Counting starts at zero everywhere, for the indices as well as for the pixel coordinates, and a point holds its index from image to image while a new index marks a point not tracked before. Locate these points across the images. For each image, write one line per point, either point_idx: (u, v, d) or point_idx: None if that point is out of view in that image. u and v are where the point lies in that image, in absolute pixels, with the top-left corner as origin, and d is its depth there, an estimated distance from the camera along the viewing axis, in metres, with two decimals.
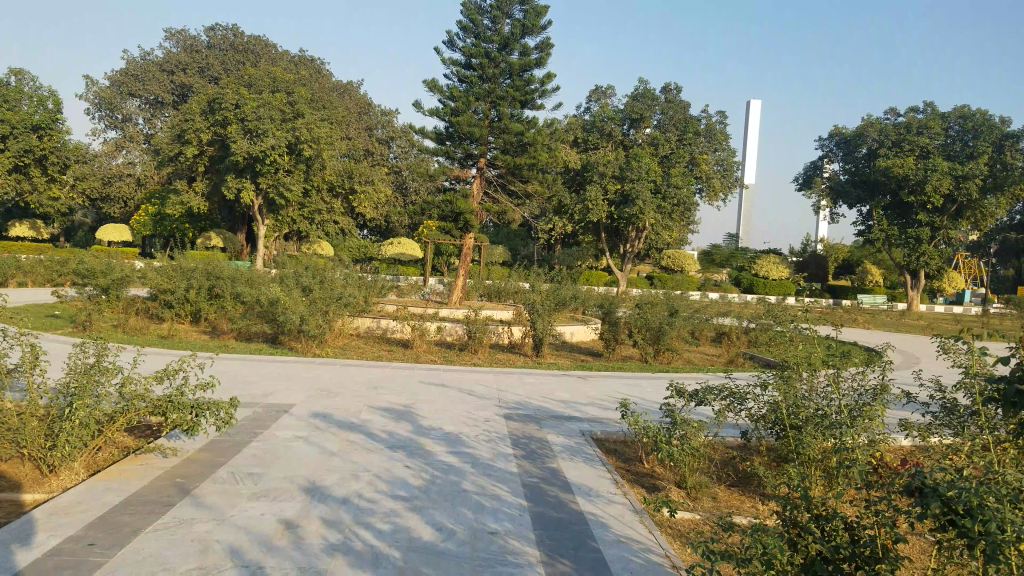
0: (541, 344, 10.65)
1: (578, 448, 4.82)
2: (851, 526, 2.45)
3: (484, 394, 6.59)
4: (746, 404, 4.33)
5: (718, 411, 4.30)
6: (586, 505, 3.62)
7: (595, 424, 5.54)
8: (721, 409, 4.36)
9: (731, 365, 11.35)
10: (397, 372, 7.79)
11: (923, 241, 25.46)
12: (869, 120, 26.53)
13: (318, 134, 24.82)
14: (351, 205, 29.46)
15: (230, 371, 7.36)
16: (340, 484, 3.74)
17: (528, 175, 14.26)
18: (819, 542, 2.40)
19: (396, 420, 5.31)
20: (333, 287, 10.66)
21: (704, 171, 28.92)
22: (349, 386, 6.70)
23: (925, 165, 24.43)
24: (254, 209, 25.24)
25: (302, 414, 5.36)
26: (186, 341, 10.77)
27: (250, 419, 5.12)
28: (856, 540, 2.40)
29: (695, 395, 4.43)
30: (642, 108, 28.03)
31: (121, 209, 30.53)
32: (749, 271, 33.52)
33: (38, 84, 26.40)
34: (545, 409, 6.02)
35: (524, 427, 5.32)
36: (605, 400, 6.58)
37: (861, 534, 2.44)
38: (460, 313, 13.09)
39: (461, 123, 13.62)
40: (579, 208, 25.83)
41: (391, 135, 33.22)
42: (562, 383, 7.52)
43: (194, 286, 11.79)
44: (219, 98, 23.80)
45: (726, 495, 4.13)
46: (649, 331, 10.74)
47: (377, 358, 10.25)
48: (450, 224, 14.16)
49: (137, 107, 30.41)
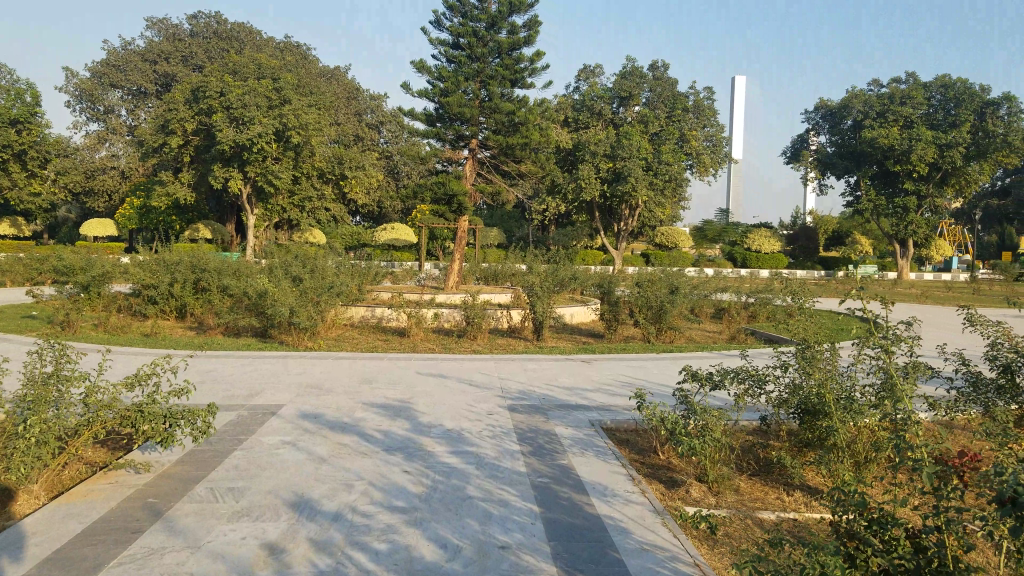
0: (542, 327, 10.32)
1: (589, 440, 4.50)
2: (912, 533, 2.11)
3: (486, 384, 6.28)
4: (766, 387, 3.93)
5: (738, 396, 3.93)
6: (602, 508, 3.30)
7: (605, 412, 5.22)
8: (740, 394, 3.97)
9: (733, 341, 11.03)
10: (392, 363, 7.47)
11: (909, 210, 25.13)
12: (853, 92, 26.17)
13: (306, 120, 24.18)
14: (342, 191, 29.06)
15: (216, 370, 7.02)
16: (330, 498, 3.46)
17: (521, 155, 13.87)
18: (883, 555, 2.05)
19: (392, 417, 5.00)
20: (325, 276, 10.32)
21: (695, 147, 28.51)
22: (342, 381, 6.38)
23: (909, 134, 24.09)
24: (243, 199, 24.83)
25: (291, 415, 5.06)
26: (171, 338, 10.44)
27: (234, 424, 4.82)
28: (920, 551, 2.06)
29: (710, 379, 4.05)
30: (631, 86, 27.72)
31: (106, 203, 30.05)
32: (742, 246, 33.21)
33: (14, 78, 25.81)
34: (551, 398, 5.70)
35: (530, 418, 5.02)
36: (611, 384, 6.26)
37: (926, 542, 2.09)
38: (457, 298, 12.74)
39: (451, 104, 13.20)
40: (572, 187, 25.44)
41: (381, 120, 32.74)
42: (565, 368, 7.20)
43: (179, 280, 11.50)
44: (201, 86, 23.32)
45: (749, 486, 3.70)
46: (651, 309, 10.44)
47: (373, 349, 9.90)
48: (443, 207, 13.73)
49: (119, 98, 29.93)
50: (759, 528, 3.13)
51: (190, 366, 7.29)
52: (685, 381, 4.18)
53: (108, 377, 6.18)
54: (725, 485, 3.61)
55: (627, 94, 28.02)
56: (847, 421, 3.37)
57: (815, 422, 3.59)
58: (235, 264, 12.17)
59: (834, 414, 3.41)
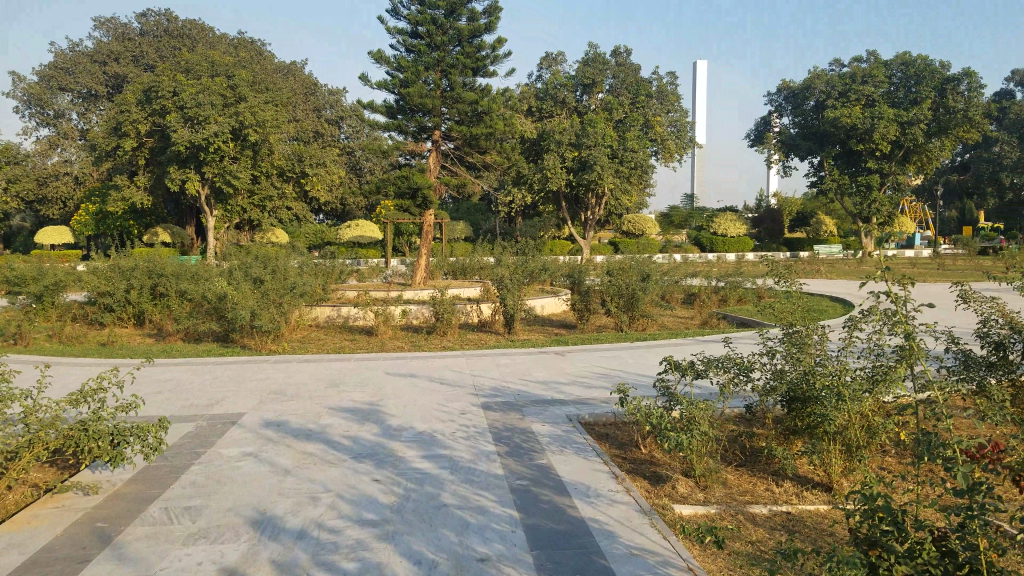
0: (513, 320, 10.13)
1: (567, 436, 4.31)
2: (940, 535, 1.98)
3: (457, 382, 6.07)
4: (752, 374, 3.77)
5: (724, 385, 3.78)
6: (585, 510, 3.10)
7: (583, 406, 5.03)
8: (724, 382, 3.82)
9: (706, 326, 10.94)
10: (359, 364, 7.21)
11: (873, 188, 25.33)
12: (814, 73, 26.43)
13: (264, 117, 23.66)
14: (303, 189, 28.58)
15: (173, 379, 6.72)
16: (295, 511, 3.24)
17: (485, 145, 13.65)
18: (908, 561, 1.90)
19: (361, 422, 4.76)
20: (287, 276, 10.03)
21: (658, 132, 28.45)
22: (307, 385, 6.13)
23: (871, 113, 24.29)
24: (202, 201, 24.31)
25: (252, 424, 4.79)
26: (128, 347, 10.06)
27: (191, 436, 4.55)
28: (951, 555, 1.93)
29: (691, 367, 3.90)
30: (593, 73, 27.60)
31: (61, 210, 29.27)
32: (708, 230, 33.26)
33: None
34: (525, 393, 5.51)
35: (504, 417, 4.81)
36: (587, 377, 6.08)
37: (954, 544, 1.96)
38: (425, 294, 12.48)
39: (411, 96, 12.94)
40: (536, 178, 25.25)
41: (340, 115, 32.28)
42: (539, 361, 7.01)
43: (135, 286, 11.14)
44: (155, 86, 22.72)
45: (736, 479, 3.58)
46: (623, 298, 10.29)
47: (341, 349, 9.62)
48: (407, 201, 13.46)
49: (69, 102, 29.17)
50: (752, 525, 2.98)
51: (148, 376, 6.98)
52: (665, 371, 4.02)
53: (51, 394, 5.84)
54: (713, 479, 3.45)
55: (589, 81, 27.93)
56: (841, 409, 3.22)
57: (805, 410, 3.45)
58: (194, 267, 11.80)
59: (827, 401, 3.26)
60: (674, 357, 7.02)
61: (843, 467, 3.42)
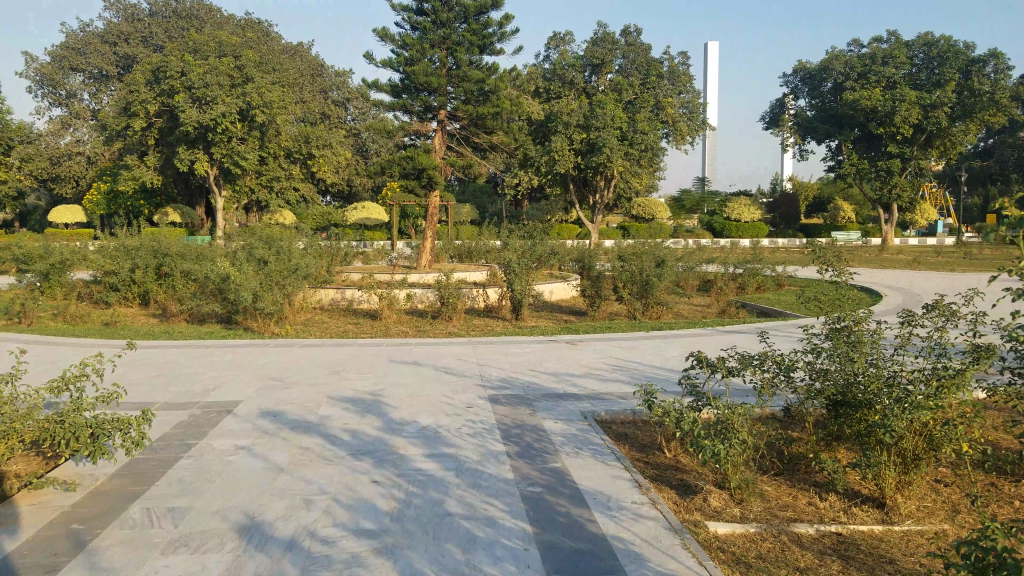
0: (521, 306, 9.80)
1: (583, 436, 3.99)
2: None
3: (463, 371, 5.75)
4: (795, 374, 3.53)
5: (762, 385, 3.53)
6: (608, 526, 2.80)
7: (598, 402, 4.71)
8: (763, 382, 3.58)
9: (723, 314, 10.59)
10: (361, 350, 6.89)
11: (893, 172, 24.84)
12: (832, 53, 25.91)
13: (271, 98, 23.34)
14: (311, 170, 28.23)
15: (169, 363, 6.41)
16: (286, 516, 2.91)
17: (492, 126, 13.29)
18: None
19: (361, 415, 4.43)
20: (290, 257, 9.71)
21: (670, 115, 27.94)
22: (306, 372, 5.81)
23: (893, 95, 23.83)
24: (210, 181, 24.05)
25: (246, 414, 4.47)
26: (129, 327, 9.76)
27: (183, 425, 4.21)
28: None
29: (724, 365, 3.66)
30: (603, 53, 27.12)
31: (74, 190, 29.11)
32: (720, 215, 32.82)
33: None
34: (535, 386, 5.18)
35: (514, 412, 4.48)
36: (601, 369, 5.74)
37: None
38: (431, 278, 12.14)
39: (417, 74, 12.57)
40: (544, 160, 24.86)
41: (347, 97, 31.95)
42: (549, 351, 6.67)
43: (141, 265, 10.89)
44: (163, 66, 22.38)
45: (777, 491, 3.40)
46: (636, 285, 9.92)
47: (344, 333, 9.30)
48: (413, 182, 13.07)
49: (82, 83, 29.01)
50: (799, 547, 2.78)
51: (145, 359, 6.71)
52: (692, 367, 3.74)
53: (34, 380, 5.52)
54: (751, 491, 3.22)
55: (599, 62, 27.47)
56: (903, 419, 2.99)
57: (858, 416, 3.24)
58: (200, 247, 11.51)
59: (888, 409, 3.03)
60: (691, 349, 6.68)
61: (895, 479, 3.23)
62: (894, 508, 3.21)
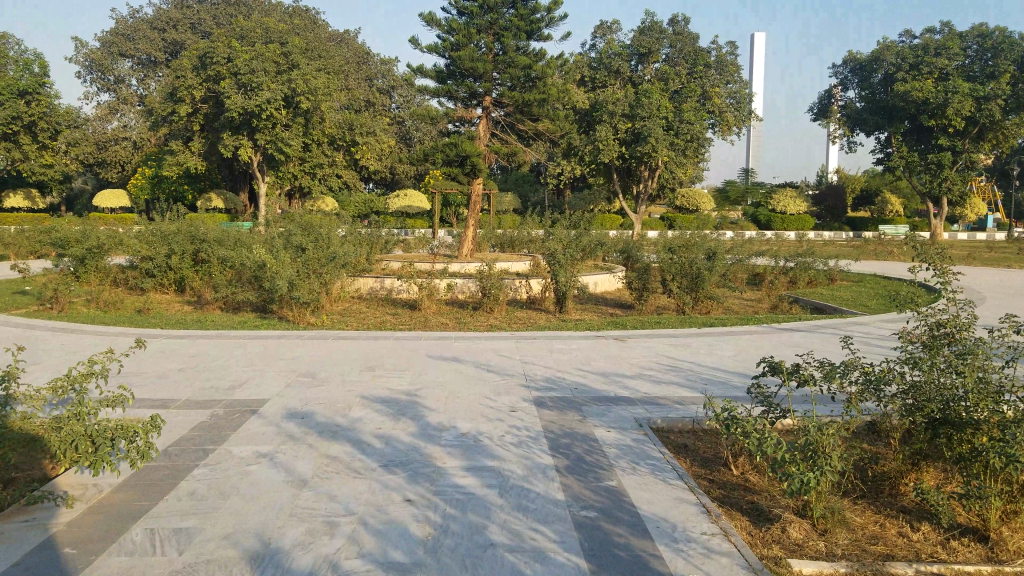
0: (565, 299, 9.39)
1: (639, 448, 3.59)
2: None
3: (506, 370, 5.38)
4: (888, 388, 3.10)
5: (850, 397, 3.12)
6: (676, 564, 2.41)
7: (653, 408, 4.31)
8: (851, 397, 3.16)
9: (776, 309, 10.10)
10: (398, 344, 6.57)
11: (945, 166, 23.92)
12: (883, 44, 24.93)
13: (316, 85, 23.16)
14: (354, 158, 28.03)
15: (198, 354, 6.16)
16: (306, 544, 2.56)
17: (539, 113, 12.87)
18: None
19: (395, 418, 4.08)
20: (328, 244, 9.45)
21: (717, 105, 27.19)
22: (338, 367, 5.50)
23: (945, 87, 22.92)
24: (254, 167, 24.04)
25: (273, 416, 4.16)
26: (162, 314, 9.57)
27: (202, 430, 3.91)
28: None
29: (805, 373, 3.26)
30: (650, 42, 26.49)
31: (118, 174, 29.32)
32: (766, 207, 32.06)
33: (21, 48, 25.24)
34: (584, 387, 4.80)
35: (561, 418, 4.10)
36: (653, 369, 5.33)
37: None
38: (472, 267, 11.80)
39: (462, 59, 12.21)
40: (588, 149, 24.40)
41: (392, 85, 31.74)
42: (596, 348, 6.28)
43: (177, 251, 10.74)
44: (209, 51, 22.33)
45: (861, 518, 2.96)
46: (686, 277, 9.44)
47: (382, 324, 9.00)
48: (455, 169, 12.72)
49: (129, 68, 29.19)
50: None
51: (174, 350, 6.46)
52: (763, 374, 3.38)
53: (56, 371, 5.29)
54: (837, 521, 2.79)
55: (645, 51, 26.83)
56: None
57: (966, 438, 2.79)
58: (237, 233, 11.33)
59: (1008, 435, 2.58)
60: (749, 349, 6.23)
61: (1000, 510, 2.76)
62: (1001, 543, 2.70)
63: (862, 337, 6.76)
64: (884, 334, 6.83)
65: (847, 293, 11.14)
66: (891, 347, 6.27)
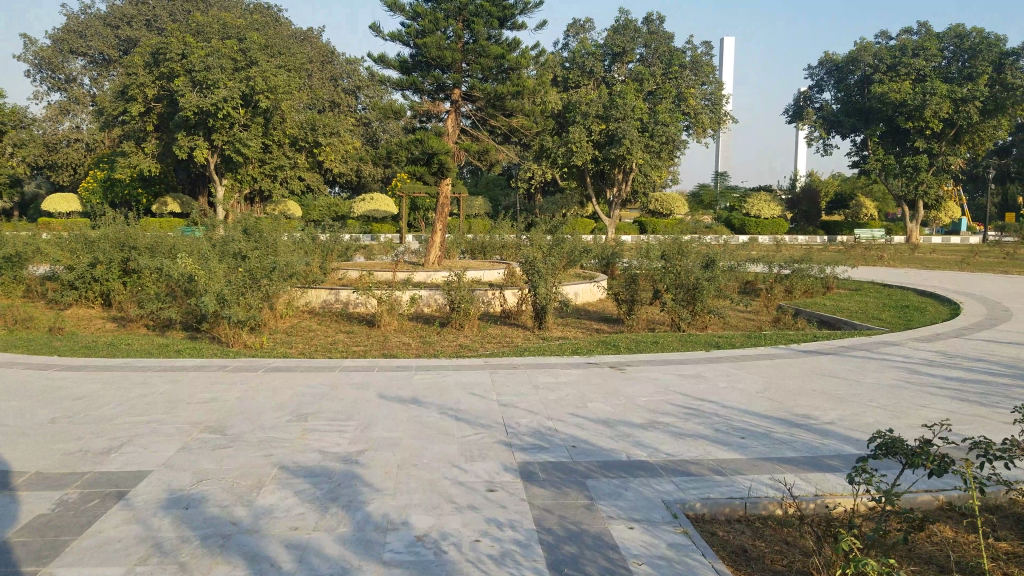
0: (545, 313, 8.22)
1: (685, 566, 2.37)
2: None
3: (478, 418, 4.14)
4: None
5: None
6: None
7: (685, 482, 3.11)
8: None
9: (779, 324, 8.95)
10: (343, 379, 5.27)
11: (921, 169, 23.11)
12: (860, 45, 24.33)
13: (277, 83, 21.62)
14: (316, 161, 26.59)
15: (86, 398, 4.85)
16: None
17: (513, 107, 11.65)
18: None
19: (320, 511, 2.88)
20: (274, 253, 8.08)
21: (693, 107, 26.15)
22: (259, 418, 4.24)
23: (922, 88, 22.20)
24: (210, 169, 22.51)
25: (143, 515, 2.89)
26: (73, 336, 8.15)
27: (20, 543, 2.66)
28: None
29: (974, 457, 2.16)
30: (625, 41, 25.48)
31: (71, 178, 27.54)
32: (739, 211, 31.22)
33: None
34: (582, 448, 3.58)
35: (559, 505, 2.88)
36: (670, 417, 4.11)
37: None
38: (440, 277, 10.58)
39: (428, 47, 10.95)
40: (560, 151, 23.27)
41: (357, 85, 30.28)
42: (590, 382, 5.06)
43: (101, 260, 9.35)
44: (162, 47, 20.90)
45: None
46: (682, 289, 8.28)
47: (337, 344, 7.70)
48: (422, 168, 11.49)
49: (83, 67, 27.62)
50: None
51: (59, 389, 5.13)
52: (873, 456, 2.32)
53: None
54: None
55: (620, 50, 25.80)
56: None
57: None
58: (177, 239, 10.01)
59: None
60: (779, 381, 5.01)
61: None
62: None
63: (903, 363, 5.57)
64: (931, 361, 5.68)
65: (852, 304, 10.00)
66: (949, 378, 5.08)
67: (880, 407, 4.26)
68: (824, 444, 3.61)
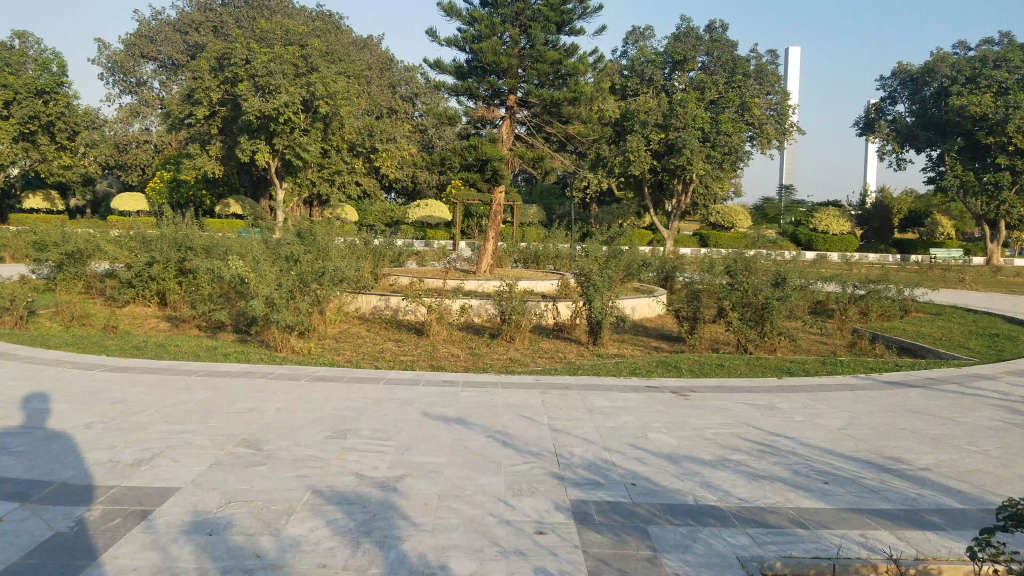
0: (600, 328, 7.85)
1: None
2: None
3: (528, 445, 3.80)
4: None
5: None
6: None
7: (762, 535, 2.72)
8: None
9: (852, 348, 8.38)
10: (387, 393, 4.98)
11: (1003, 187, 21.96)
12: (937, 55, 23.38)
13: (336, 89, 21.70)
14: (373, 166, 26.62)
15: (125, 403, 4.66)
16: None
17: (570, 114, 11.30)
18: None
19: (351, 547, 2.59)
20: (325, 257, 7.88)
21: (756, 116, 25.24)
22: (297, 433, 3.98)
23: (1006, 101, 21.13)
24: (271, 172, 22.60)
25: (164, 541, 2.63)
26: (126, 335, 8.08)
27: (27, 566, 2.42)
28: None
29: None
30: (686, 49, 24.86)
31: (139, 178, 28.06)
32: (804, 226, 30.25)
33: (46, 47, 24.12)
34: (643, 487, 3.21)
35: (619, 556, 2.53)
36: (741, 453, 3.72)
37: None
38: (491, 286, 10.29)
39: (484, 53, 10.71)
40: (618, 160, 22.85)
41: (414, 92, 30.35)
42: (650, 408, 4.68)
43: (158, 259, 9.31)
44: (227, 53, 21.16)
45: None
46: (749, 308, 7.82)
47: (384, 353, 7.45)
48: (475, 174, 11.24)
49: (153, 72, 28.23)
50: None
51: (99, 391, 4.96)
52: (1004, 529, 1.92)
53: None
54: None
55: (680, 58, 25.19)
56: None
57: None
58: (231, 240, 9.92)
59: None
60: (861, 417, 4.55)
61: None
62: None
63: (1000, 401, 5.03)
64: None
65: (933, 330, 9.36)
66: None
67: (980, 452, 3.79)
68: (920, 495, 3.18)
